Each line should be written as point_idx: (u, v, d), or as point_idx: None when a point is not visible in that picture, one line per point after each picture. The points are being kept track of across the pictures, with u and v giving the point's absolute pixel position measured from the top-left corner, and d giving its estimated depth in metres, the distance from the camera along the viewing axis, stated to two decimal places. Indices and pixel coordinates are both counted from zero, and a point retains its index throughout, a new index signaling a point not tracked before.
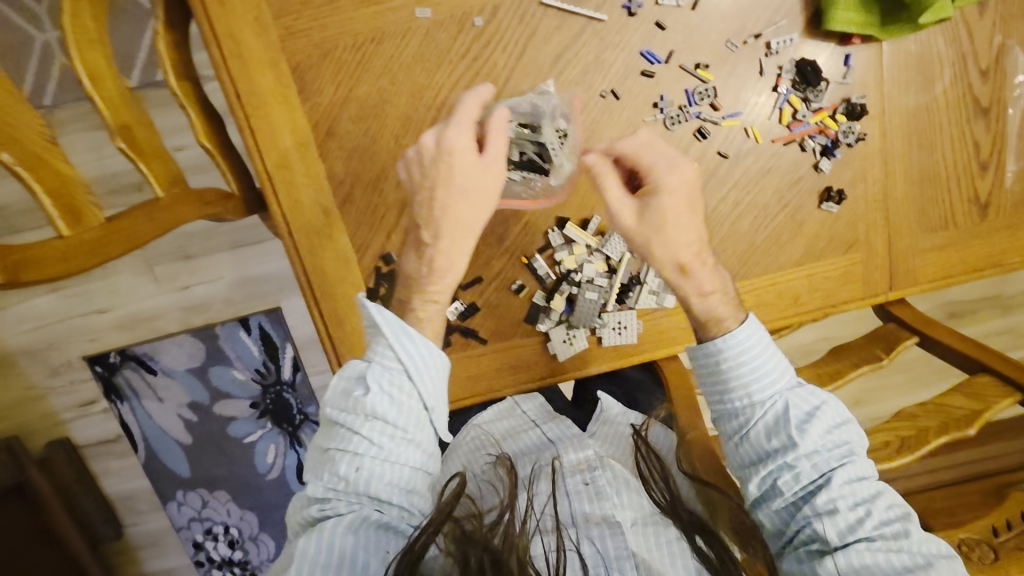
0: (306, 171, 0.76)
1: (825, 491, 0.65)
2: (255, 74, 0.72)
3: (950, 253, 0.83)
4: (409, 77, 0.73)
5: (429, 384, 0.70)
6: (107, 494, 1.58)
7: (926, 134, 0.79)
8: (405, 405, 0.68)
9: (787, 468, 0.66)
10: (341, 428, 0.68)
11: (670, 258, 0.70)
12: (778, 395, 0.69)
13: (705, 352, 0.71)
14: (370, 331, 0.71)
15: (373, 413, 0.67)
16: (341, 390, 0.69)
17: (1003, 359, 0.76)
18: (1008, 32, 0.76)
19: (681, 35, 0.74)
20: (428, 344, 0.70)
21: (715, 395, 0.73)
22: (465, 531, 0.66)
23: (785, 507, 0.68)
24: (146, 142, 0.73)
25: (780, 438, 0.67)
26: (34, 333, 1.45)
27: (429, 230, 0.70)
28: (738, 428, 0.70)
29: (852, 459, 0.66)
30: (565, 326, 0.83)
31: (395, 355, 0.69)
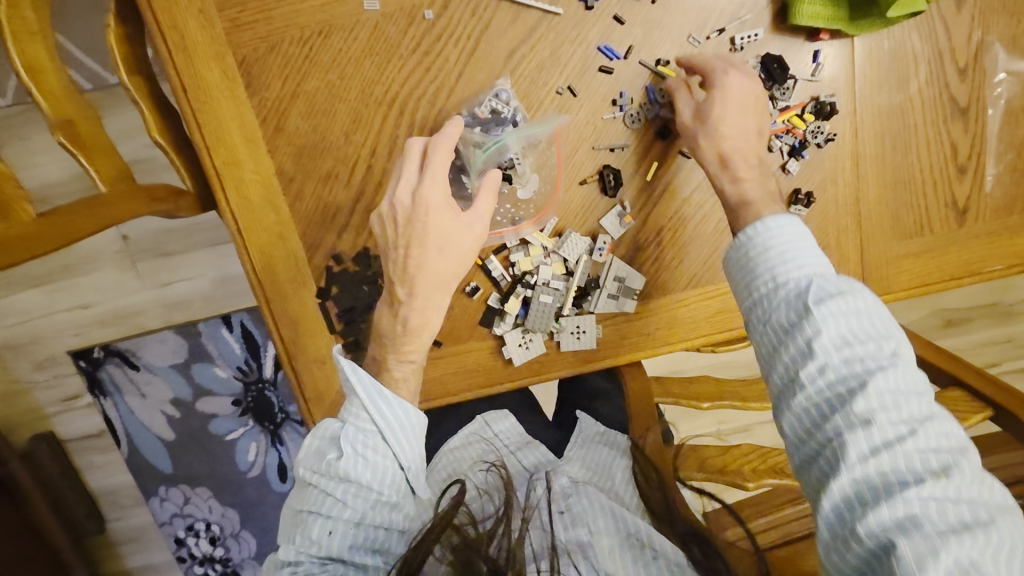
0: (255, 168, 0.74)
1: (860, 395, 0.55)
2: (200, 67, 0.70)
3: (926, 259, 0.80)
4: (358, 72, 0.71)
5: (405, 444, 0.71)
6: (91, 488, 1.57)
7: (900, 135, 0.75)
8: (381, 466, 0.68)
9: (812, 356, 0.58)
10: (314, 490, 0.67)
11: (714, 149, 0.69)
12: (808, 276, 0.62)
13: (736, 241, 0.67)
14: (346, 392, 0.71)
15: (349, 477, 0.66)
16: (316, 449, 0.69)
17: (978, 372, 0.71)
18: (986, 28, 0.73)
19: (641, 29, 0.71)
20: (406, 406, 0.71)
21: (742, 282, 0.66)
22: (467, 541, 0.66)
23: (809, 408, 0.58)
24: (91, 136, 0.72)
25: (807, 319, 0.60)
26: (18, 327, 1.45)
27: (404, 287, 0.69)
28: (762, 316, 0.64)
29: (896, 364, 0.57)
30: (521, 329, 0.80)
31: (369, 417, 0.69)
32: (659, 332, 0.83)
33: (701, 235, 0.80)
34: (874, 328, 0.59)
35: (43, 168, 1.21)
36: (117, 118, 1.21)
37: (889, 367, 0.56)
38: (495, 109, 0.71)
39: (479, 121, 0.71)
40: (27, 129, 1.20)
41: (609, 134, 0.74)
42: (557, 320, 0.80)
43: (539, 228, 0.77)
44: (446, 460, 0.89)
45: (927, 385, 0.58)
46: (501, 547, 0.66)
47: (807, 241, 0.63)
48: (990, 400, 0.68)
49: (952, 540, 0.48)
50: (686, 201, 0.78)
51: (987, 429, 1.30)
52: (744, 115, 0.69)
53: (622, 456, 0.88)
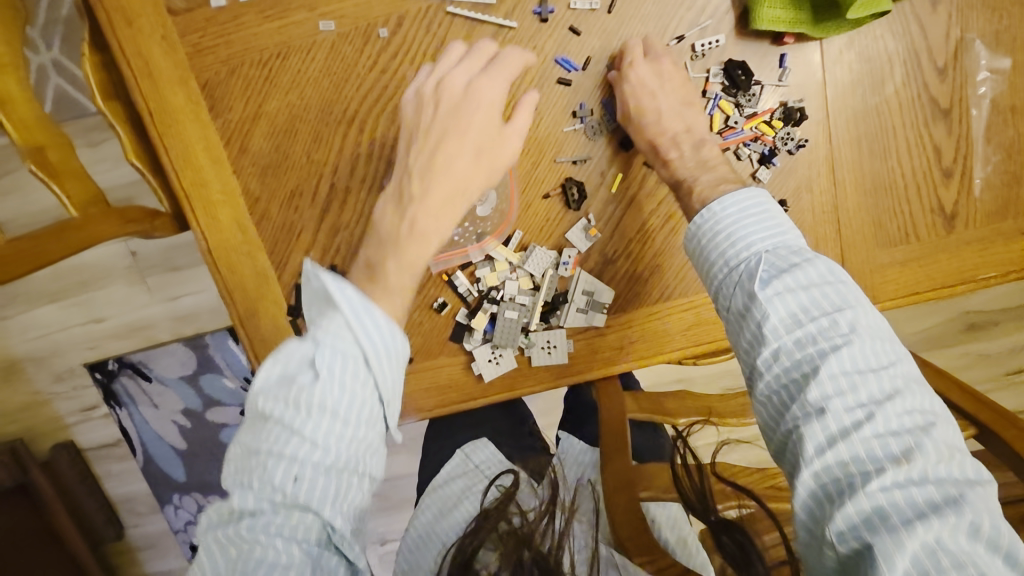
0: (221, 189, 0.74)
1: (813, 382, 0.53)
2: (165, 92, 0.71)
3: (913, 268, 0.76)
4: (317, 92, 0.72)
5: (389, 375, 0.59)
6: (110, 496, 1.59)
7: (878, 138, 0.72)
8: (359, 397, 0.56)
9: (764, 344, 0.56)
10: (275, 426, 0.54)
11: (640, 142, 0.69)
12: (755, 255, 0.60)
13: (687, 226, 0.65)
14: (321, 307, 0.58)
15: (321, 411, 0.54)
16: (280, 373, 0.56)
17: (964, 388, 0.68)
18: (966, 25, 0.69)
19: (599, 40, 0.70)
20: (392, 326, 0.59)
21: (697, 265, 0.65)
22: (516, 532, 0.68)
23: (770, 399, 0.57)
24: (61, 162, 0.74)
25: (754, 303, 0.58)
26: (39, 341, 1.50)
27: (421, 183, 0.66)
28: (721, 302, 0.62)
29: (849, 341, 0.54)
30: (489, 345, 0.79)
31: (351, 335, 0.57)
32: (632, 347, 0.80)
33: (671, 247, 0.77)
34: (826, 302, 0.56)
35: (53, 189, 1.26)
36: None
37: (842, 347, 0.54)
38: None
39: None
40: None
41: (570, 146, 0.73)
42: (525, 335, 0.79)
43: (501, 241, 0.76)
44: (428, 500, 0.90)
45: (894, 357, 0.55)
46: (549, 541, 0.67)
47: (757, 218, 0.61)
48: (974, 419, 0.64)
49: (915, 525, 0.47)
50: (653, 212, 0.76)
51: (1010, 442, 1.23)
52: (665, 88, 0.68)
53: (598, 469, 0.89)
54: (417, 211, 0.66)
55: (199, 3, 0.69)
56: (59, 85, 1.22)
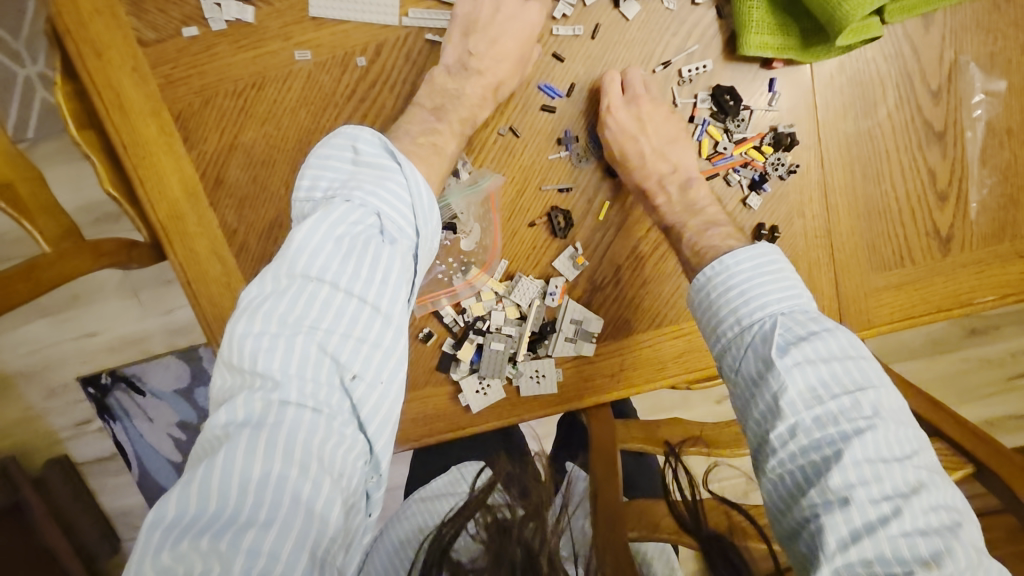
0: (198, 221, 0.72)
1: (836, 467, 0.51)
2: (137, 124, 0.69)
3: (909, 291, 0.74)
4: (294, 123, 0.70)
5: (424, 264, 0.62)
6: (105, 510, 1.56)
7: (871, 162, 0.70)
8: (405, 275, 0.58)
9: (781, 418, 0.54)
10: (327, 286, 0.54)
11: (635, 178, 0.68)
12: (769, 320, 0.58)
13: (693, 282, 0.63)
14: (375, 173, 0.59)
15: (370, 275, 0.56)
16: (331, 231, 0.56)
17: (959, 422, 0.66)
18: (960, 47, 0.68)
19: (583, 66, 0.69)
20: (437, 212, 0.63)
21: (703, 328, 0.63)
22: (501, 521, 0.69)
23: (783, 478, 0.54)
24: (32, 196, 0.71)
25: (771, 372, 0.55)
26: (31, 356, 1.48)
27: (475, 54, 0.66)
28: (731, 364, 0.60)
29: (873, 425, 0.52)
30: (476, 375, 0.77)
31: (405, 207, 0.60)
32: (622, 375, 0.78)
33: (660, 274, 0.76)
34: (848, 380, 0.55)
35: None
36: None
37: (865, 431, 0.52)
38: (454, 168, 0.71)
39: None
40: None
41: (556, 173, 0.71)
42: (513, 365, 0.77)
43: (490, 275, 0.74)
44: (415, 508, 0.88)
45: (914, 445, 0.54)
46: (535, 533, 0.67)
47: (773, 281, 0.60)
48: (971, 454, 0.63)
49: None
50: (642, 238, 0.74)
51: None
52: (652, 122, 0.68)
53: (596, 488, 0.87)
54: (467, 98, 0.66)
55: (170, 34, 0.67)
56: (45, 99, 1.19)
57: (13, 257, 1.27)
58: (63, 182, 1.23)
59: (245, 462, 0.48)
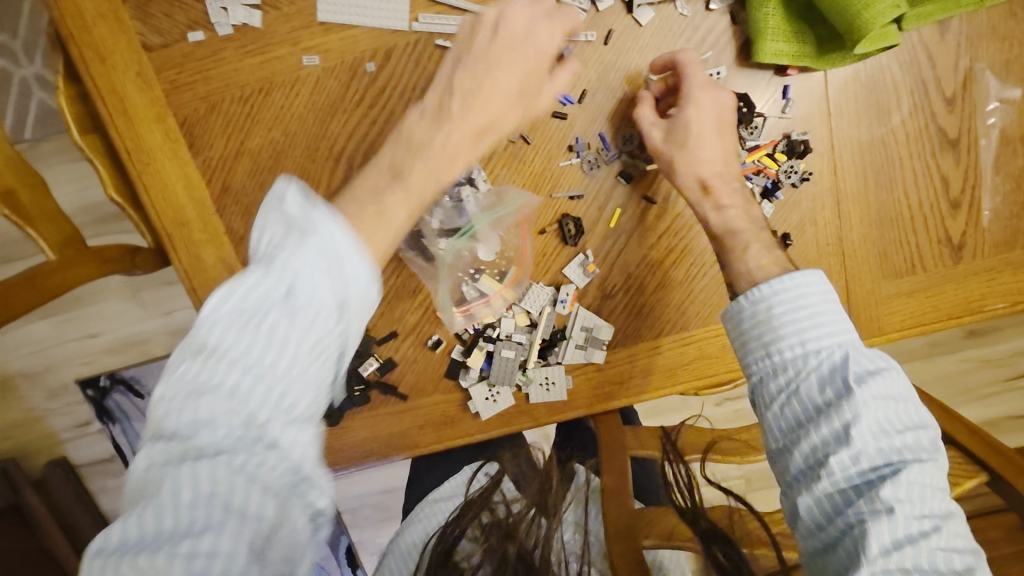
0: (204, 229, 0.71)
1: (893, 485, 0.53)
2: (142, 130, 0.68)
3: (920, 299, 0.74)
4: (302, 129, 0.69)
5: (356, 329, 0.50)
6: (106, 512, 1.55)
7: (884, 169, 0.70)
8: (322, 344, 0.48)
9: (846, 440, 0.54)
10: (229, 362, 0.45)
11: (692, 172, 0.65)
12: (840, 347, 0.58)
13: (750, 294, 0.61)
14: (297, 233, 0.49)
15: (286, 336, 0.46)
16: (238, 303, 0.46)
17: (972, 430, 0.66)
18: (975, 54, 0.67)
19: (595, 72, 0.68)
20: (369, 270, 0.50)
21: (755, 345, 0.61)
22: (499, 523, 0.76)
23: (833, 494, 0.54)
24: (35, 205, 0.70)
25: (843, 396, 0.55)
26: (31, 357, 1.47)
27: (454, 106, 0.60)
28: (789, 384, 0.58)
29: (933, 458, 0.55)
30: (486, 383, 0.77)
31: (324, 265, 0.48)
32: (633, 382, 0.78)
33: (672, 282, 0.75)
34: (906, 410, 0.57)
35: None
36: None
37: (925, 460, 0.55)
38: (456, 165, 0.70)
39: None
40: None
41: (567, 180, 0.71)
42: (523, 372, 0.76)
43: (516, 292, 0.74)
44: (429, 509, 0.91)
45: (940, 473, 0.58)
46: (533, 535, 0.74)
47: (834, 307, 0.60)
48: (984, 464, 0.63)
49: None
50: (654, 246, 0.74)
51: None
52: (709, 129, 0.65)
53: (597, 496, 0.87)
54: (438, 147, 0.59)
55: (176, 39, 0.66)
56: (42, 100, 1.17)
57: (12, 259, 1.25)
58: (61, 183, 1.22)
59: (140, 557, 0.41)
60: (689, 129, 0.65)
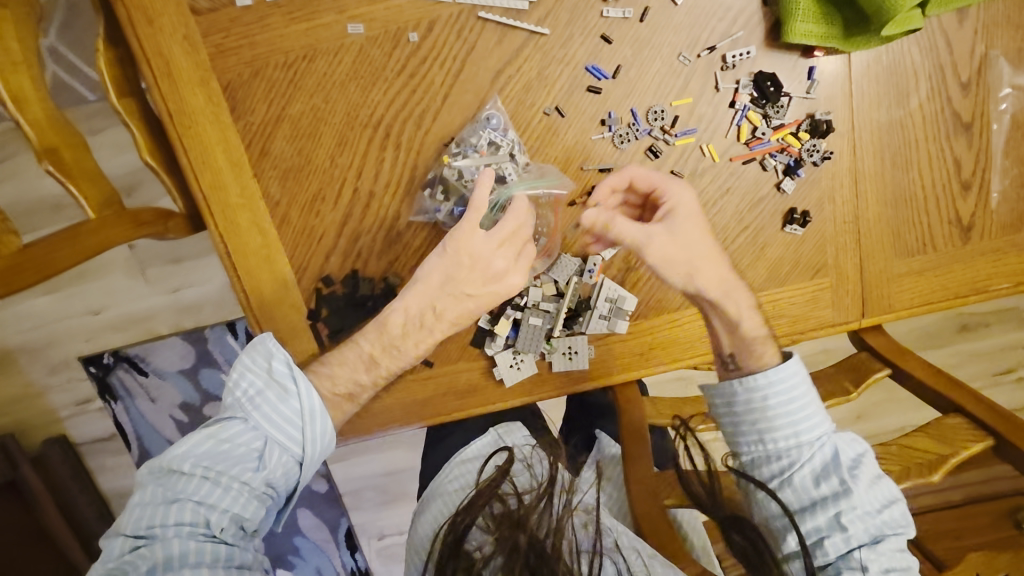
0: (240, 192, 0.73)
1: (869, 550, 0.66)
2: (185, 93, 0.69)
3: (929, 277, 0.77)
4: (343, 96, 0.71)
5: (318, 440, 0.70)
6: (102, 490, 1.52)
7: (900, 151, 0.73)
8: (292, 459, 0.70)
9: (837, 525, 0.66)
10: (233, 464, 0.67)
11: (714, 276, 0.70)
12: (827, 440, 0.70)
13: (746, 384, 0.71)
14: (272, 391, 0.69)
15: (259, 495, 0.68)
16: (228, 430, 0.68)
17: (978, 398, 0.70)
18: (991, 41, 0.71)
19: (630, 48, 0.70)
20: (331, 426, 0.70)
21: (753, 438, 0.72)
22: (510, 514, 0.72)
23: (824, 564, 0.67)
24: (76, 163, 0.71)
25: (837, 487, 0.67)
26: (35, 332, 1.45)
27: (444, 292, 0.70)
28: (782, 471, 0.70)
29: (906, 530, 0.67)
30: (511, 350, 0.79)
31: (290, 434, 0.69)
32: (652, 352, 0.81)
33: None
34: (888, 493, 0.67)
35: None
36: None
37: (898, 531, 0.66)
38: (495, 141, 0.70)
39: (480, 156, 0.71)
40: None
41: (597, 153, 0.73)
42: (548, 341, 0.79)
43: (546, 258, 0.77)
44: (458, 469, 0.92)
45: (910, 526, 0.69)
46: (544, 525, 0.71)
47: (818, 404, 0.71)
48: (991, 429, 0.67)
49: None
50: None
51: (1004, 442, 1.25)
52: (697, 218, 0.69)
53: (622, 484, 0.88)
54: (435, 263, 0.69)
55: (224, 3, 0.68)
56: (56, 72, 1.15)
57: (47, 223, 1.26)
58: None
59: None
60: (688, 222, 0.69)
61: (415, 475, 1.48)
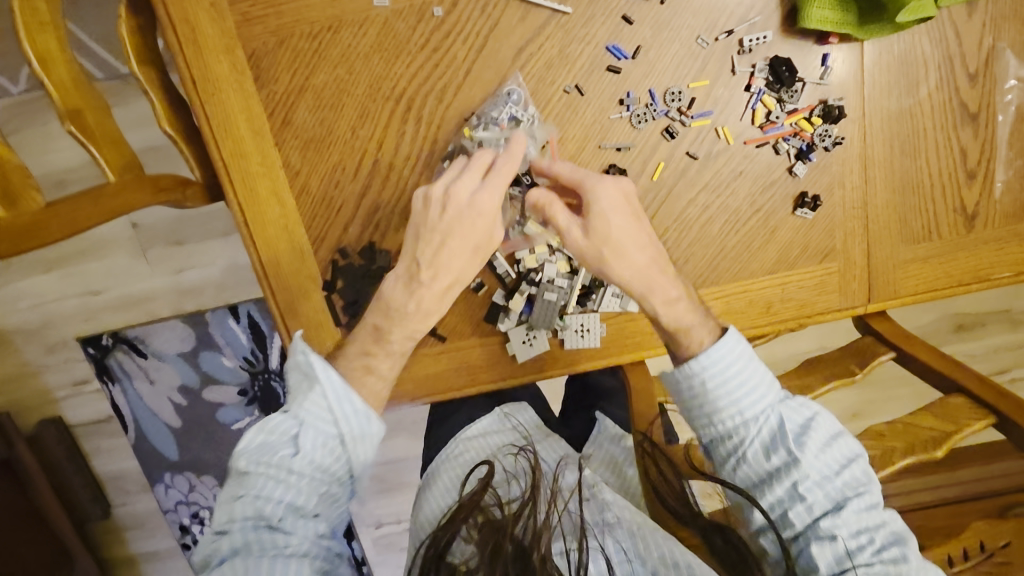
0: (261, 160, 0.73)
1: (833, 517, 0.63)
2: (209, 60, 0.70)
3: (933, 264, 0.79)
4: (366, 68, 0.72)
5: (354, 420, 0.65)
6: (97, 473, 1.46)
7: (909, 139, 0.75)
8: (333, 442, 0.64)
9: (799, 497, 0.64)
10: (278, 454, 0.63)
11: (635, 272, 0.67)
12: (773, 410, 0.66)
13: (682, 368, 0.68)
14: (307, 381, 0.65)
15: (316, 483, 0.64)
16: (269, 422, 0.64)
17: (980, 378, 0.73)
18: (998, 34, 0.73)
19: (650, 29, 0.71)
20: (359, 404, 0.65)
21: (701, 417, 0.69)
22: (493, 522, 0.67)
23: (794, 535, 0.65)
24: (98, 126, 0.71)
25: (789, 459, 0.64)
26: (33, 312, 1.37)
27: (428, 263, 0.67)
28: (734, 449, 0.67)
29: (869, 487, 0.64)
30: (525, 326, 0.80)
31: (332, 420, 0.64)
32: (661, 332, 0.82)
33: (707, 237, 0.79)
34: (841, 452, 0.65)
35: (59, 154, 1.23)
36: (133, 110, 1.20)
37: (862, 492, 0.64)
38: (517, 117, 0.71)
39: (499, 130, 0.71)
40: (51, 113, 1.21)
41: (616, 132, 0.74)
42: (561, 318, 0.80)
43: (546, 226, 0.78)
44: (462, 448, 0.92)
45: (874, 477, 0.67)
46: (528, 530, 0.66)
47: (758, 371, 0.67)
48: (994, 408, 0.69)
49: None
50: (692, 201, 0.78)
51: (990, 437, 1.28)
52: (617, 216, 0.66)
53: (633, 463, 0.89)
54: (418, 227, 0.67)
55: None
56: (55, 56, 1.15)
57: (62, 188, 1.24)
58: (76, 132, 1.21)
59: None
60: (607, 219, 0.66)
61: (414, 464, 1.48)
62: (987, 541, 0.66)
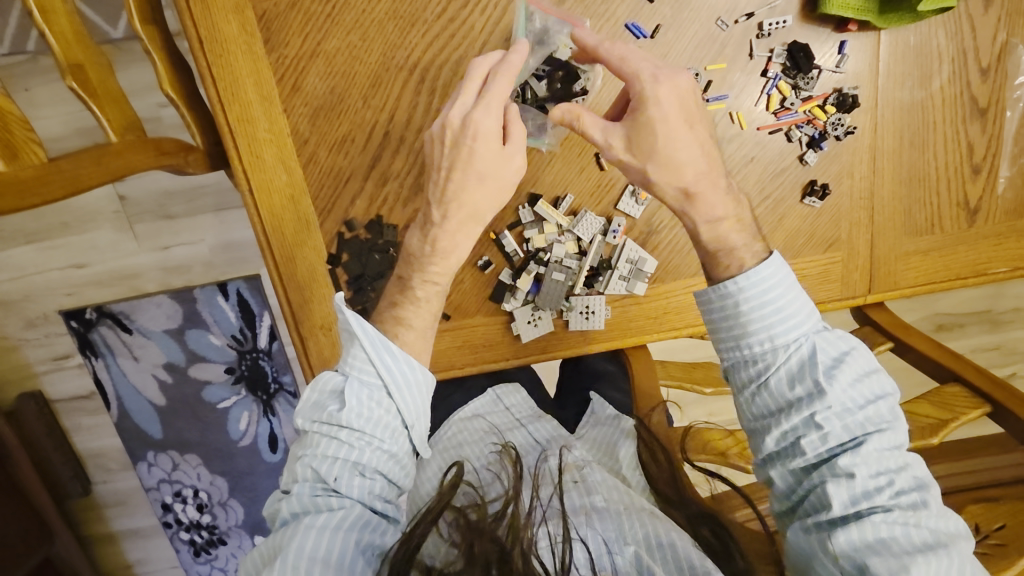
0: (269, 127, 0.72)
1: (852, 453, 0.58)
2: (218, 20, 0.68)
3: (934, 257, 0.80)
4: (380, 35, 0.70)
5: (393, 367, 0.63)
6: (78, 450, 1.42)
7: (919, 132, 0.76)
8: (377, 399, 0.62)
9: (815, 427, 0.59)
10: (326, 416, 0.61)
11: (671, 184, 0.63)
12: (806, 339, 0.62)
13: (719, 289, 0.64)
14: (346, 339, 0.65)
15: (368, 436, 0.61)
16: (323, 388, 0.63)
17: (979, 369, 0.74)
18: (1012, 30, 0.74)
19: (671, 9, 0.71)
20: (400, 353, 0.63)
21: (728, 338, 0.65)
22: (471, 522, 0.62)
23: (805, 467, 0.60)
24: (100, 84, 0.69)
25: (812, 390, 0.59)
26: (9, 284, 1.29)
27: (438, 209, 0.66)
28: (759, 375, 0.63)
29: (892, 426, 0.59)
30: (530, 307, 0.80)
31: (374, 370, 0.63)
32: (664, 317, 0.82)
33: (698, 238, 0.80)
34: (868, 392, 0.60)
35: (47, 120, 1.16)
36: (123, 75, 1.14)
37: (885, 429, 0.59)
38: (549, 26, 0.69)
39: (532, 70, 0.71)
40: (32, 78, 1.13)
41: None
42: (567, 299, 0.80)
43: (551, 203, 0.76)
44: (453, 430, 0.90)
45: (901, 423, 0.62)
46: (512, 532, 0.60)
47: (789, 299, 0.62)
48: (989, 397, 0.71)
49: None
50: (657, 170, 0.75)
51: (983, 429, 1.32)
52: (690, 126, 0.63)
53: (628, 440, 0.87)
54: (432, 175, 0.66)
55: None
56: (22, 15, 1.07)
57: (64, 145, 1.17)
58: (63, 95, 1.15)
59: (271, 545, 0.57)
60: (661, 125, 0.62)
61: None
62: (981, 524, 0.68)
